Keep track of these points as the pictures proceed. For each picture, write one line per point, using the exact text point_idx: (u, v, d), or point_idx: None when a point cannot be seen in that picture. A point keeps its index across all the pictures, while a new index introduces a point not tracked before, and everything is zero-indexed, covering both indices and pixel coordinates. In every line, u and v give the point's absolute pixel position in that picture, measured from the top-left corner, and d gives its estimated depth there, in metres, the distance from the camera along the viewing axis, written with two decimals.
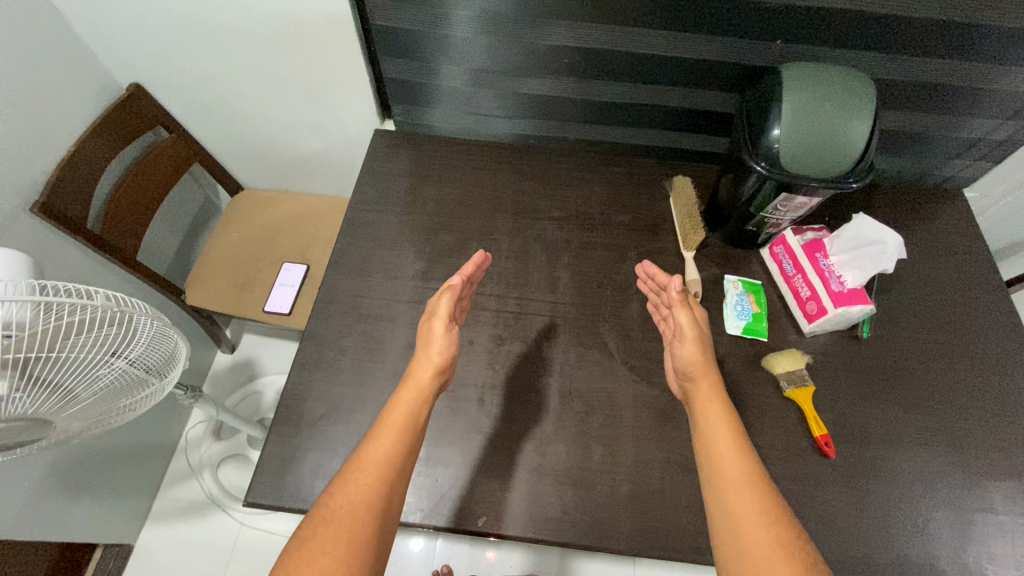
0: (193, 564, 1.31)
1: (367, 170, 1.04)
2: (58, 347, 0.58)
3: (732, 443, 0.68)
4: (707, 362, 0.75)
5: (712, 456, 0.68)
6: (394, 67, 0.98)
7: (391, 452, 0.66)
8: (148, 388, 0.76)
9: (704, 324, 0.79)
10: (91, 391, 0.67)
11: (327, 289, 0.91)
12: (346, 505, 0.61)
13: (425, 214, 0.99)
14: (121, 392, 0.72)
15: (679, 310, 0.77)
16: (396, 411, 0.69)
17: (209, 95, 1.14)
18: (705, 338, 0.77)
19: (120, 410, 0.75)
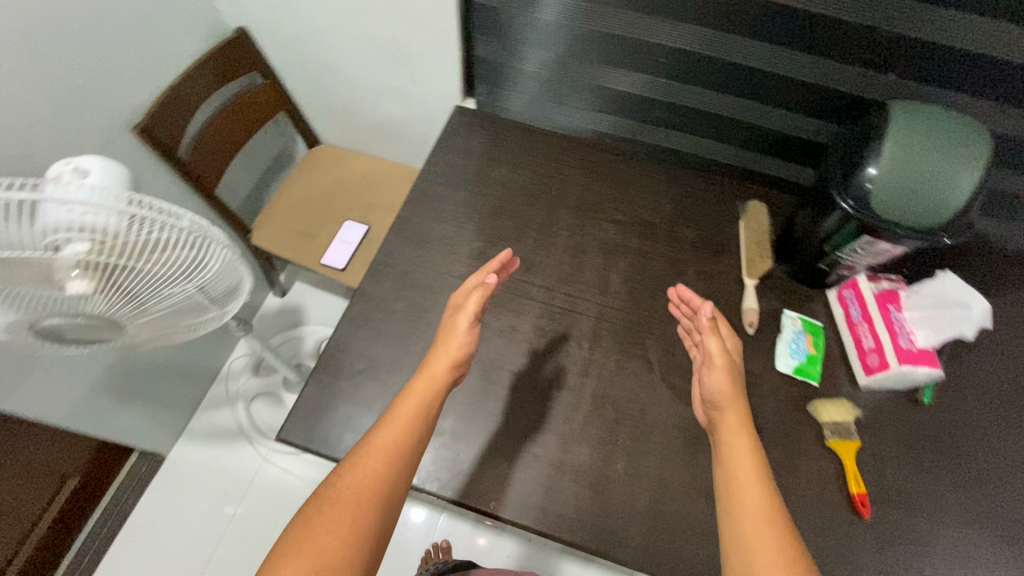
0: (216, 488, 1.38)
1: (441, 144, 1.05)
2: (138, 261, 0.62)
3: (754, 476, 0.65)
4: (735, 394, 0.73)
5: (733, 484, 0.65)
6: (487, 46, 0.99)
7: (399, 439, 0.67)
8: (209, 314, 0.81)
9: (735, 353, 0.76)
10: (159, 307, 0.71)
11: (384, 252, 0.93)
12: (352, 486, 0.62)
13: (490, 195, 1.00)
14: (186, 313, 0.77)
15: (709, 337, 0.75)
16: (407, 402, 0.70)
17: (306, 48, 1.18)
18: (733, 370, 0.74)
19: (181, 329, 0.80)
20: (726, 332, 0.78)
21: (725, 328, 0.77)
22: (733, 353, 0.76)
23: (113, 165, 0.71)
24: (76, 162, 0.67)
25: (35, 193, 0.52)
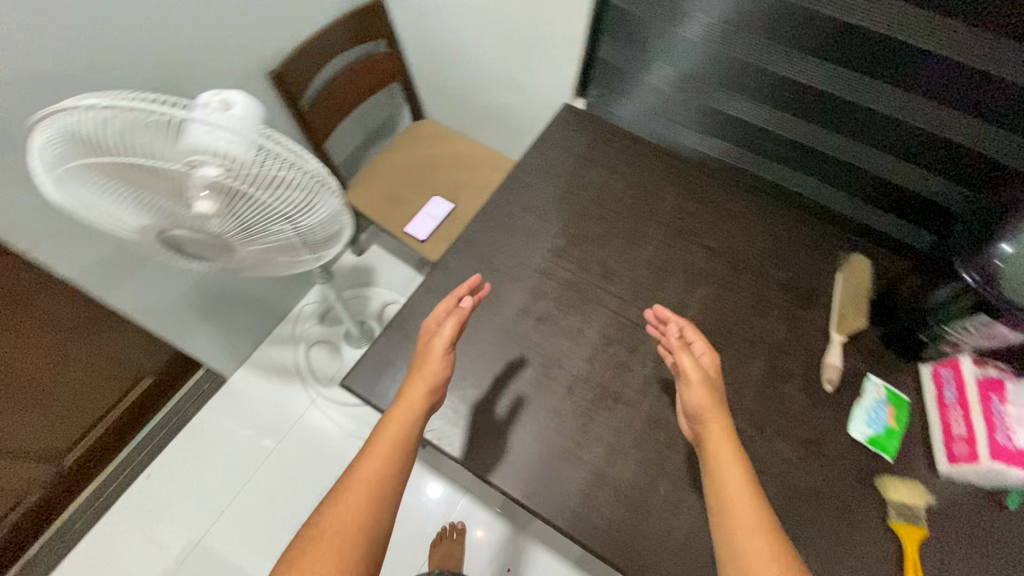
0: (262, 419, 1.42)
1: (545, 138, 1.07)
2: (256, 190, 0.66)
3: (741, 493, 0.63)
4: (717, 408, 0.70)
5: (725, 503, 0.63)
6: (613, 49, 0.99)
7: (383, 469, 0.66)
8: (306, 256, 0.85)
9: (714, 369, 0.74)
10: (264, 240, 0.76)
11: (471, 232, 0.95)
12: (336, 524, 0.61)
13: (583, 196, 1.00)
14: (287, 251, 0.81)
15: (681, 355, 0.73)
16: (389, 430, 0.69)
17: (435, 25, 1.22)
18: (713, 386, 0.72)
19: (279, 264, 0.86)
20: (702, 350, 0.75)
21: (703, 346, 0.75)
22: (712, 372, 0.73)
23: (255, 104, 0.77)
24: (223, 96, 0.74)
25: (189, 112, 0.58)
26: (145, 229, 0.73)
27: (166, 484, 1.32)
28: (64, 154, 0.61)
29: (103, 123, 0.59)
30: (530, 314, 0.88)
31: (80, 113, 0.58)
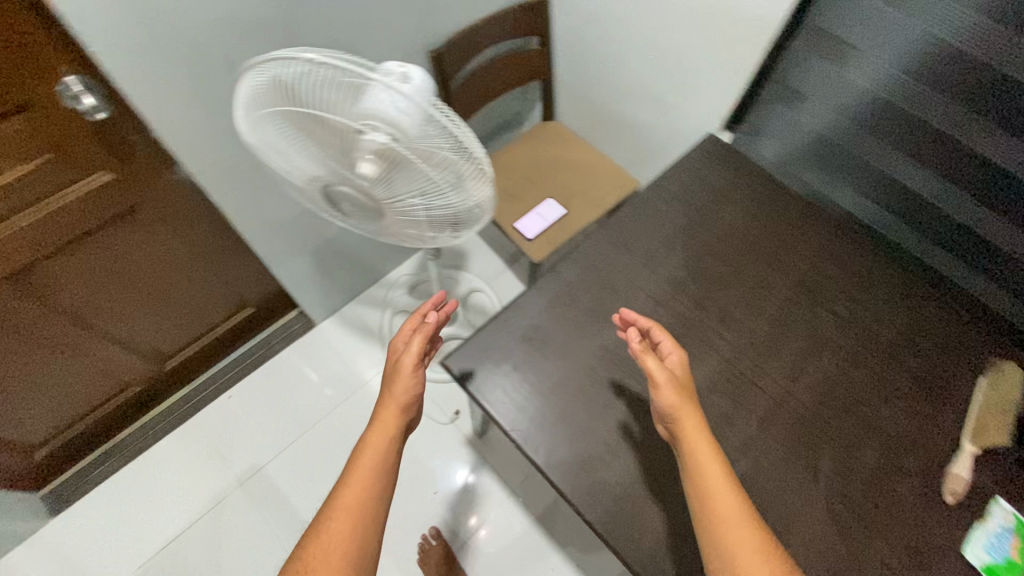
0: (338, 371, 1.48)
1: (684, 169, 1.04)
2: (412, 162, 0.68)
3: (723, 492, 0.62)
4: (687, 409, 0.67)
5: (711, 507, 0.62)
6: (783, 87, 0.99)
7: (362, 496, 0.68)
8: (436, 237, 0.87)
9: (683, 367, 0.70)
10: (405, 213, 0.79)
11: (592, 244, 0.94)
12: (321, 554, 0.64)
13: (713, 233, 0.96)
14: (423, 227, 0.83)
15: (646, 360, 0.68)
16: (363, 456, 0.71)
17: (594, 32, 1.21)
18: (682, 389, 0.68)
19: (410, 238, 0.88)
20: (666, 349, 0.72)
21: (670, 348, 0.71)
22: (680, 375, 0.69)
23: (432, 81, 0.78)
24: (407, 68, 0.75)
25: (378, 80, 0.60)
26: (309, 181, 0.78)
27: (246, 408, 1.42)
28: (265, 96, 0.67)
29: (303, 74, 0.63)
30: None
31: (287, 61, 0.63)
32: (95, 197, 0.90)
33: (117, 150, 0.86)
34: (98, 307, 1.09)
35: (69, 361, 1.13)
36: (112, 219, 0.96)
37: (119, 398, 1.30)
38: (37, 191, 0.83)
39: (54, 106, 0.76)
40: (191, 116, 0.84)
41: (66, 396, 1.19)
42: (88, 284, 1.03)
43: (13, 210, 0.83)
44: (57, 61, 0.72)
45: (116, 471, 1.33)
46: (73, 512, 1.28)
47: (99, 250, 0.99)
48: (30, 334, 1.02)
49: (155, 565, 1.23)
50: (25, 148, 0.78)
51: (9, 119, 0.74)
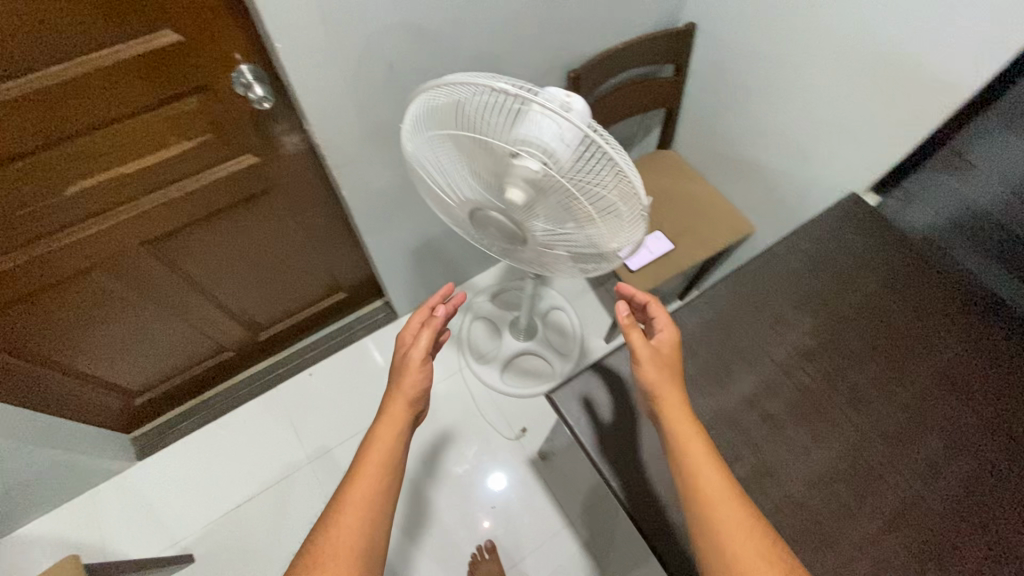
0: None
1: (822, 228, 0.97)
2: (557, 196, 0.66)
3: (703, 459, 0.63)
4: (668, 382, 0.70)
5: (695, 474, 0.63)
6: (957, 157, 0.89)
7: (371, 491, 0.66)
8: (569, 272, 0.84)
9: (671, 346, 0.73)
10: (543, 243, 0.77)
11: (714, 296, 0.89)
12: (332, 549, 0.62)
13: (849, 304, 0.89)
14: (559, 260, 0.80)
15: (633, 334, 0.71)
16: (373, 451, 0.69)
17: (736, 68, 1.14)
18: (665, 365, 0.71)
19: (544, 266, 0.86)
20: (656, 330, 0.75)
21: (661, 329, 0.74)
22: (663, 351, 0.72)
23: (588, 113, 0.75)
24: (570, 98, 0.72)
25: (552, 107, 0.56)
26: (460, 203, 0.79)
27: (323, 388, 1.46)
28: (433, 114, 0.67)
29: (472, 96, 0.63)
30: (755, 407, 0.80)
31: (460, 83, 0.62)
32: (235, 178, 0.93)
33: (266, 136, 0.89)
34: (214, 278, 1.14)
35: (180, 323, 1.19)
36: (245, 199, 0.99)
37: (212, 361, 1.36)
38: (190, 167, 0.87)
39: (223, 91, 0.79)
40: (342, 114, 0.85)
41: (170, 353, 1.25)
42: (212, 256, 1.08)
43: (166, 182, 0.88)
44: (235, 49, 0.75)
45: (197, 428, 1.40)
46: (158, 459, 1.35)
47: (228, 226, 1.03)
48: (154, 295, 1.08)
49: (223, 525, 1.29)
50: (191, 126, 0.82)
51: (185, 99, 0.78)
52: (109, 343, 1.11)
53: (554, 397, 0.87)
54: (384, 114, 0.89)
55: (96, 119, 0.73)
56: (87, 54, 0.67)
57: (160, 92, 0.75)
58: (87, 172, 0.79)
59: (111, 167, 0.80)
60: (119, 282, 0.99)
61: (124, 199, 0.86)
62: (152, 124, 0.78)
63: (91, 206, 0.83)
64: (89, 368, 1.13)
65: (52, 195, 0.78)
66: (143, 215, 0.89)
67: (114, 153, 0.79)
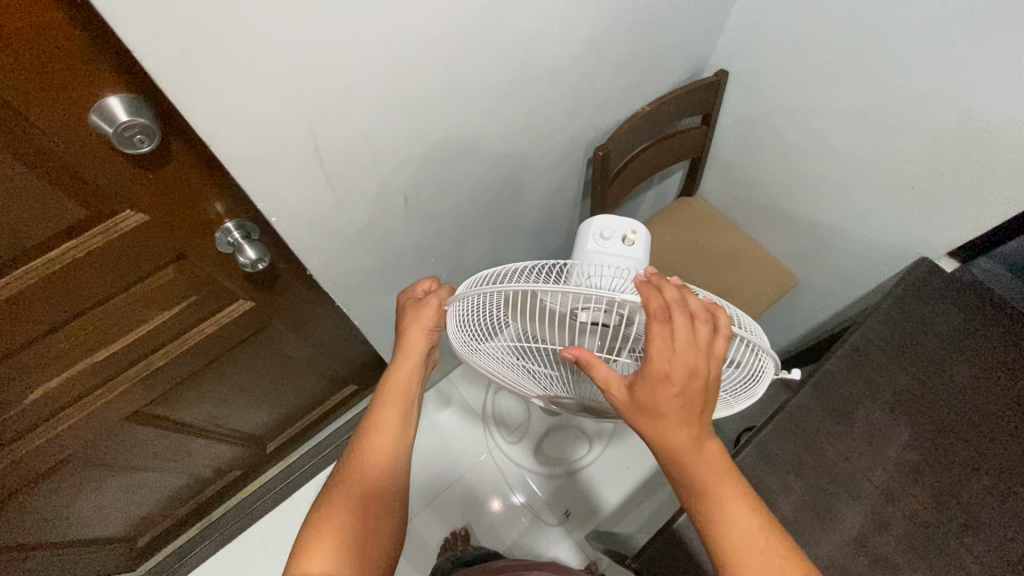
0: (438, 456, 1.38)
1: (904, 310, 0.87)
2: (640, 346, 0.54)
3: (718, 456, 0.51)
4: (686, 405, 0.47)
5: (702, 475, 0.50)
6: None
7: (393, 421, 0.59)
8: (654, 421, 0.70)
9: (696, 359, 0.44)
10: None
11: (798, 412, 0.80)
12: (361, 466, 0.56)
13: (946, 401, 0.79)
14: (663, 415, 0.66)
15: (655, 330, 0.43)
16: (394, 385, 0.62)
17: (778, 119, 1.01)
18: (682, 387, 0.45)
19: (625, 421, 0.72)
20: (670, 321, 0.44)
21: (681, 324, 0.43)
22: (684, 376, 0.44)
23: (648, 239, 0.68)
24: (631, 229, 0.67)
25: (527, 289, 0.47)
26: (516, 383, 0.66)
27: None
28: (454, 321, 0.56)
29: (479, 310, 0.56)
30: (865, 549, 0.70)
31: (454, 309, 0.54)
32: (233, 325, 0.79)
33: (259, 281, 0.74)
34: (214, 416, 0.99)
35: (180, 464, 1.04)
36: (245, 339, 0.84)
37: (216, 485, 1.20)
38: (180, 328, 0.73)
39: (206, 251, 0.65)
40: (354, 257, 0.71)
41: (170, 492, 1.11)
42: (209, 399, 0.93)
43: (151, 350, 0.73)
44: (216, 207, 0.60)
45: (205, 557, 1.23)
46: None
47: (226, 368, 0.88)
48: (147, 451, 0.93)
49: None
50: (169, 294, 0.67)
51: (160, 271, 0.63)
52: (102, 507, 0.97)
53: (654, 554, 0.73)
54: (401, 240, 0.75)
55: (51, 322, 0.59)
56: (29, 261, 0.52)
57: (131, 272, 0.60)
58: (50, 371, 0.65)
59: (81, 357, 0.66)
60: (105, 452, 0.85)
61: (97, 382, 0.72)
62: (127, 304, 0.64)
63: (61, 398, 0.70)
64: (83, 534, 0.99)
65: (9, 405, 0.64)
66: (128, 389, 0.76)
67: (80, 346, 0.65)
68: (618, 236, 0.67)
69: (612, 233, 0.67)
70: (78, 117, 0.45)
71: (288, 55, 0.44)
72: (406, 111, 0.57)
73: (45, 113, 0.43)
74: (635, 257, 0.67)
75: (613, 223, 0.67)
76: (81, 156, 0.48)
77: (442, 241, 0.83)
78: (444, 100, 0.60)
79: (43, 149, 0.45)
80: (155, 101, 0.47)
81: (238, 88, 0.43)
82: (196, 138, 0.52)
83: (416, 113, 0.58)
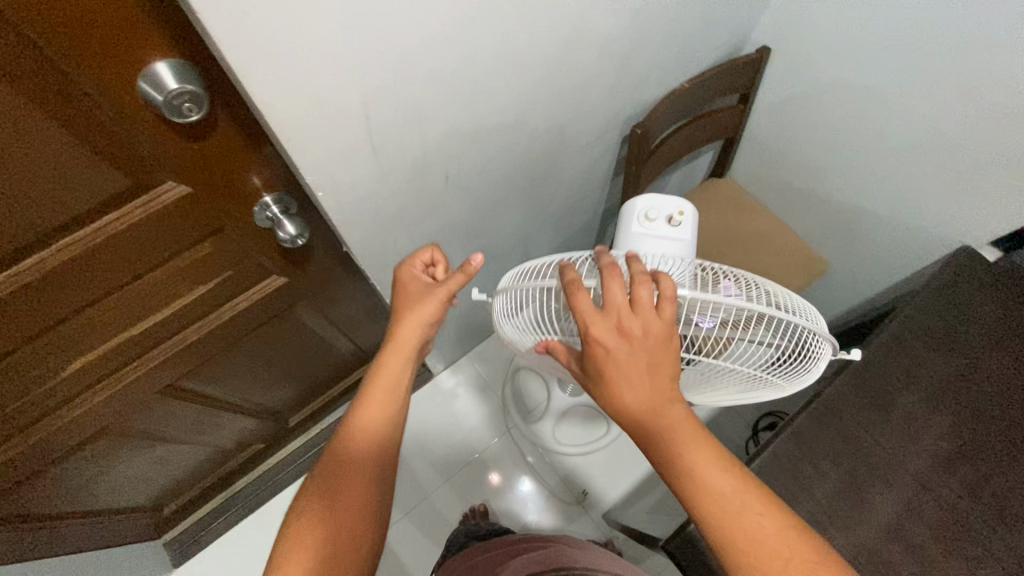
0: (458, 434, 1.38)
1: (945, 299, 0.85)
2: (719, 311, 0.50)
3: (688, 420, 0.46)
4: (635, 369, 0.45)
5: (669, 441, 0.45)
6: None
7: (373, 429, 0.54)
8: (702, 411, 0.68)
9: (627, 320, 0.44)
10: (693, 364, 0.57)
11: (834, 400, 0.80)
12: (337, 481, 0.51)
13: (986, 391, 0.77)
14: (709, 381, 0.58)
15: (577, 296, 0.45)
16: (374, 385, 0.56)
17: (821, 99, 0.97)
18: (619, 351, 0.45)
19: None
20: (601, 287, 0.46)
21: (607, 289, 0.45)
22: (615, 340, 0.44)
23: (694, 219, 0.68)
24: (678, 210, 0.67)
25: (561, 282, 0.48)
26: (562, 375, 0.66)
27: None
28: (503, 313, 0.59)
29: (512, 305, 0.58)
30: (900, 537, 0.70)
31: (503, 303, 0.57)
32: (264, 302, 0.78)
33: (293, 256, 0.73)
34: (240, 391, 0.98)
35: (206, 438, 1.04)
36: (275, 315, 0.83)
37: (239, 458, 1.21)
38: (210, 303, 0.72)
39: (244, 226, 0.63)
40: (392, 234, 0.70)
41: (195, 464, 1.11)
42: (237, 374, 0.92)
43: (183, 324, 0.73)
44: (255, 180, 0.58)
45: (228, 528, 1.24)
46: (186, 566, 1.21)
47: (254, 343, 0.88)
48: (176, 424, 0.93)
49: None
50: (205, 269, 0.66)
51: (197, 245, 0.62)
52: (130, 478, 0.98)
53: (688, 539, 0.73)
54: (438, 217, 0.74)
55: (89, 295, 0.58)
56: (70, 230, 0.51)
57: (170, 244, 0.59)
58: (85, 345, 0.64)
59: (117, 330, 0.66)
60: (136, 424, 0.85)
61: (131, 356, 0.72)
62: (165, 277, 0.63)
63: (94, 372, 0.69)
64: (111, 504, 1.01)
65: (45, 377, 0.64)
66: (161, 363, 0.75)
67: (116, 320, 0.64)
68: (664, 216, 0.67)
69: (658, 214, 0.67)
70: (125, 84, 0.43)
71: (346, 21, 0.41)
72: (453, 83, 0.55)
73: (91, 79, 0.41)
74: (681, 236, 0.67)
75: (659, 204, 0.68)
76: (129, 126, 0.46)
77: (479, 217, 0.81)
78: (492, 72, 0.57)
79: (87, 115, 0.43)
80: (203, 68, 0.45)
81: (290, 55, 0.41)
82: (243, 109, 0.50)
83: (464, 86, 0.56)
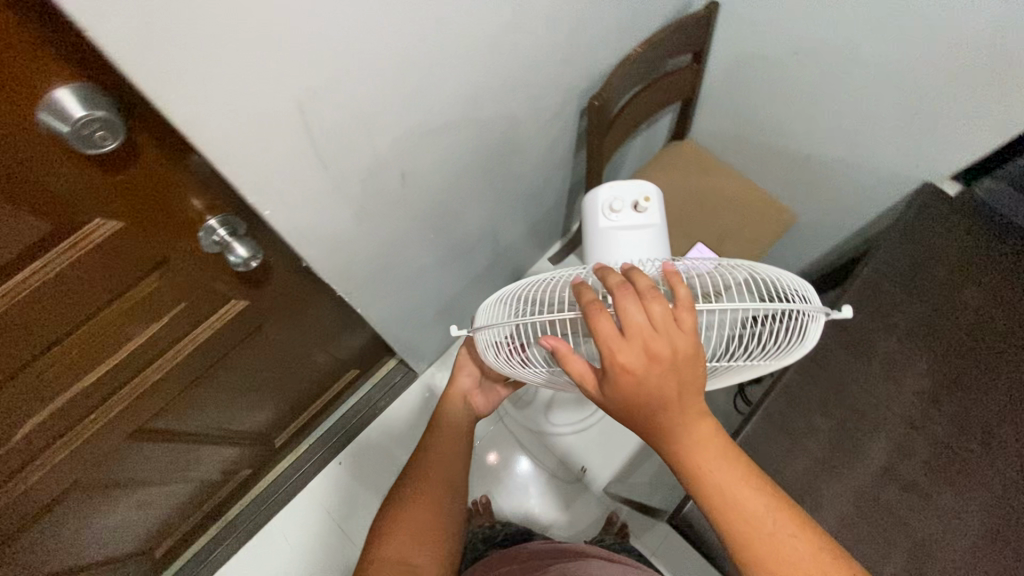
0: None
1: (913, 238, 0.86)
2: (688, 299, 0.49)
3: (714, 435, 0.45)
4: (663, 392, 0.42)
5: (695, 459, 0.45)
6: None
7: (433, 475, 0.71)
8: None
9: (653, 341, 0.41)
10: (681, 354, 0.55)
11: (818, 352, 0.80)
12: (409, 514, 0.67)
13: (959, 324, 0.79)
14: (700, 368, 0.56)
15: (595, 319, 0.41)
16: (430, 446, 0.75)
17: (774, 51, 0.96)
18: (647, 375, 0.41)
19: None
20: (616, 307, 0.42)
21: (624, 308, 0.41)
22: (643, 363, 0.41)
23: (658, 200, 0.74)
24: (643, 195, 0.72)
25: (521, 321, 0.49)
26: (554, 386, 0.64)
27: (356, 478, 1.28)
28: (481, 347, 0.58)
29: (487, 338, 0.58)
30: (894, 478, 0.71)
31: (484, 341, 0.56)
32: (227, 329, 0.73)
33: (251, 277, 0.68)
34: (218, 421, 0.94)
35: (190, 473, 1.00)
36: (242, 340, 0.79)
37: (228, 488, 1.17)
38: (169, 339, 0.68)
39: (191, 254, 0.58)
40: (354, 242, 0.66)
41: (183, 500, 1.07)
42: (212, 405, 0.88)
43: (143, 365, 0.68)
44: (195, 204, 0.53)
45: (229, 558, 1.21)
46: None
47: (225, 372, 0.83)
48: (155, 465, 0.88)
49: None
50: (157, 305, 0.61)
51: (143, 281, 0.57)
52: (114, 527, 0.94)
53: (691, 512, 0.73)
54: (400, 217, 0.70)
55: (29, 353, 0.53)
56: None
57: (112, 285, 0.54)
58: (36, 403, 0.59)
59: (70, 383, 0.61)
60: (111, 473, 0.81)
61: (91, 406, 0.67)
62: (114, 320, 0.58)
63: (53, 429, 0.64)
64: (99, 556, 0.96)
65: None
66: (126, 408, 0.71)
67: (67, 373, 0.59)
68: (630, 203, 0.73)
69: (623, 203, 0.73)
70: (25, 120, 0.38)
71: (266, 24, 0.37)
72: (395, 76, 0.50)
73: None
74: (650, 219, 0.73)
75: (623, 193, 0.73)
76: (38, 165, 0.41)
77: (443, 211, 0.78)
78: (436, 60, 0.53)
79: None
80: (114, 91, 0.40)
81: (207, 69, 0.37)
82: (167, 130, 0.45)
83: (407, 77, 0.52)
